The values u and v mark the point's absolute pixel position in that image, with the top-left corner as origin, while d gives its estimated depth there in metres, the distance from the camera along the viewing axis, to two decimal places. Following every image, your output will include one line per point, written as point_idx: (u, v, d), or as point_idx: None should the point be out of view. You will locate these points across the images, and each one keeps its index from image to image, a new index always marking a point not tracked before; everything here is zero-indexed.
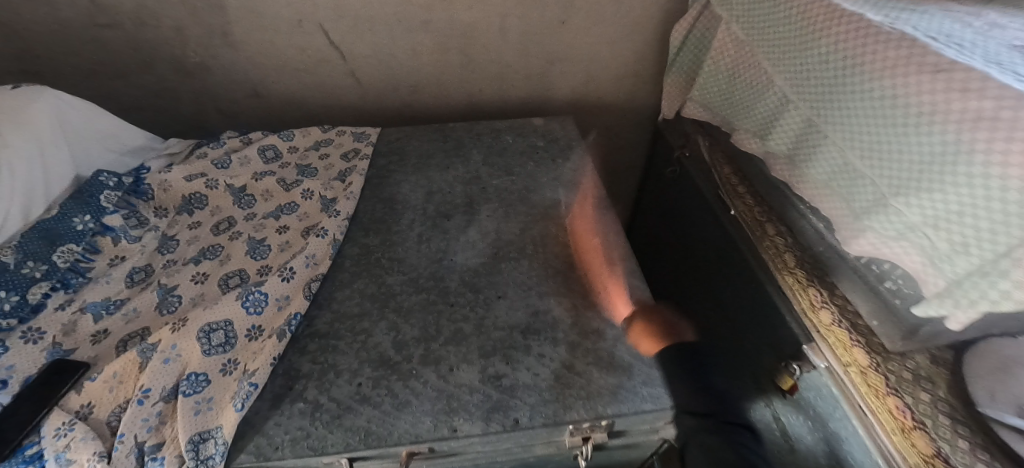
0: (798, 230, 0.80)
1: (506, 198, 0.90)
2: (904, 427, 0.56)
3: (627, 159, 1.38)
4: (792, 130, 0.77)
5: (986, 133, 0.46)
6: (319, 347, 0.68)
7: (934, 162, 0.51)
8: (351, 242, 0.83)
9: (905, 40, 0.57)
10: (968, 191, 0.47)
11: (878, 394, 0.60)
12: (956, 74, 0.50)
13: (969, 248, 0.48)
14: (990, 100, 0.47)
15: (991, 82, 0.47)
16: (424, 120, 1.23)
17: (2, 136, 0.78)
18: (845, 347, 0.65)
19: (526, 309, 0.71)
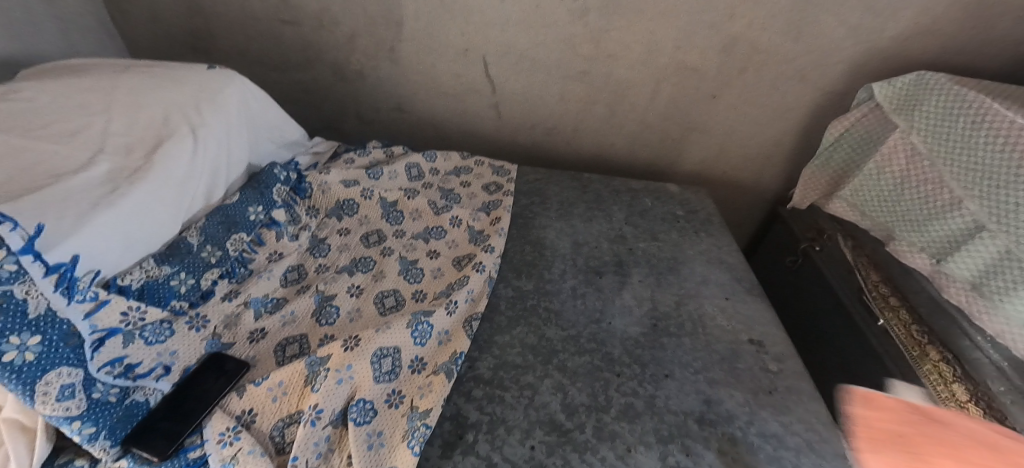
0: (969, 360, 0.78)
1: (655, 265, 0.89)
2: None
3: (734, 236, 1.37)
4: (986, 260, 0.77)
5: None
6: (485, 395, 0.64)
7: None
8: (504, 284, 0.80)
9: None
10: None
11: None
12: None
13: None
14: None
15: None
16: (551, 164, 1.21)
17: (199, 110, 0.74)
18: None
19: (698, 395, 0.68)
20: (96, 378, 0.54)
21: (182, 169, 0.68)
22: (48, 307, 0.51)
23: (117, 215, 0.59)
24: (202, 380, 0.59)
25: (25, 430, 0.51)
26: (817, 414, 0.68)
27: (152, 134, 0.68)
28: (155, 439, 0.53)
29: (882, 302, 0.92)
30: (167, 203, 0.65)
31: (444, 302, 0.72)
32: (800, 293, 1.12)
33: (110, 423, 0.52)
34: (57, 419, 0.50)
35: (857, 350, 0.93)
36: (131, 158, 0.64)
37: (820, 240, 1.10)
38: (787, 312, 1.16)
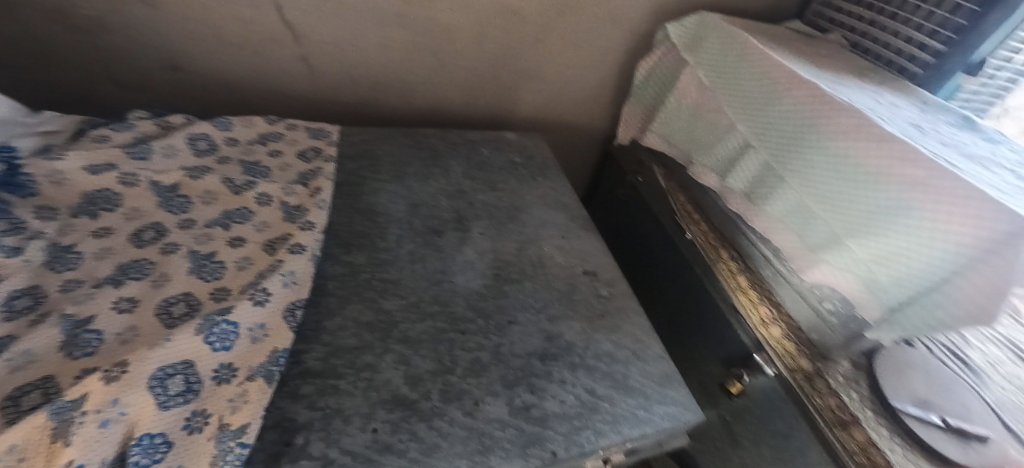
0: (747, 255, 1.01)
1: (496, 215, 0.91)
2: (843, 422, 0.79)
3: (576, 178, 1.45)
4: (750, 173, 0.96)
5: (924, 196, 0.68)
6: (316, 390, 0.58)
7: (884, 217, 0.73)
8: (331, 261, 0.73)
9: (853, 110, 0.79)
10: (906, 237, 0.70)
11: (822, 396, 0.83)
12: (896, 145, 0.72)
13: (903, 283, 0.72)
14: (922, 169, 0.69)
15: (920, 154, 0.70)
16: (383, 123, 1.13)
17: None
18: (792, 357, 0.88)
19: (540, 335, 0.71)
20: None
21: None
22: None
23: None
24: None
25: None
26: (640, 327, 0.78)
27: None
28: None
29: (688, 218, 1.09)
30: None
31: (248, 294, 0.61)
32: (629, 218, 1.24)
33: None
34: None
35: (676, 262, 1.10)
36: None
37: (642, 171, 1.22)
38: (622, 238, 1.29)
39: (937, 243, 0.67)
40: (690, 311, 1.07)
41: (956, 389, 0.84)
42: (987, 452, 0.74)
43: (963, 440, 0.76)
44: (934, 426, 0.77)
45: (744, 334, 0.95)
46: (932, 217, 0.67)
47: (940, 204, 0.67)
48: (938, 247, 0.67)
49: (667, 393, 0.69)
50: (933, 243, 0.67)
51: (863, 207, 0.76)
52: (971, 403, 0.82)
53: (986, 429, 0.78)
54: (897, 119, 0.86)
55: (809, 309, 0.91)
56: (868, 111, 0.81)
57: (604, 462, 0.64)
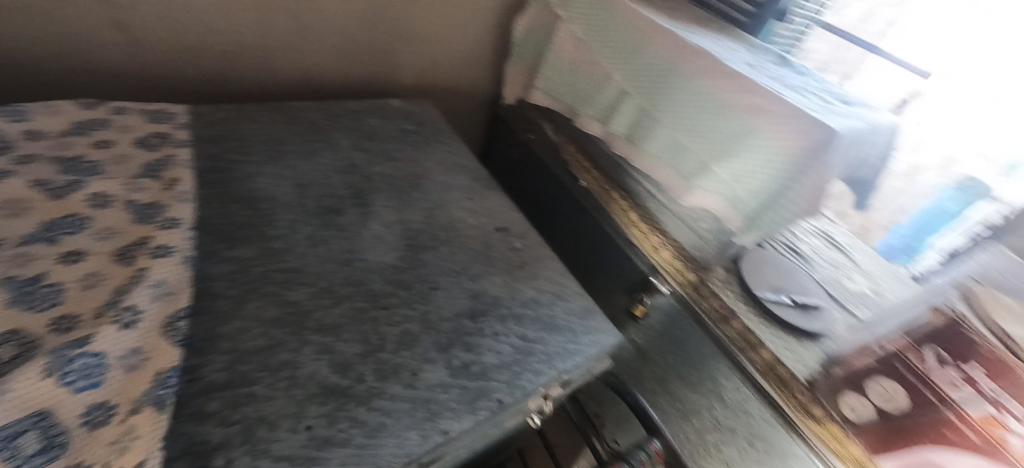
0: (633, 193, 1.14)
1: (397, 185, 0.87)
2: (725, 317, 0.96)
3: (468, 138, 1.54)
4: (629, 117, 1.06)
5: (765, 119, 0.82)
6: (226, 403, 0.49)
7: (739, 139, 0.85)
8: (212, 260, 0.62)
9: (705, 54, 0.91)
10: (756, 155, 0.82)
11: (708, 299, 0.99)
12: (742, 80, 0.86)
13: (757, 194, 0.83)
14: (759, 98, 0.83)
15: (759, 86, 0.84)
16: (252, 97, 1.08)
17: None
18: (680, 272, 1.02)
19: (465, 295, 0.70)
20: None
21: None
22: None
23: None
24: None
25: None
26: (557, 269, 0.81)
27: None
28: None
29: (580, 167, 1.20)
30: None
31: (110, 318, 0.50)
32: (527, 176, 1.35)
33: None
34: None
35: (573, 208, 1.22)
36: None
37: (532, 128, 1.34)
38: (520, 195, 1.38)
39: (780, 156, 0.79)
40: (592, 250, 1.20)
41: (795, 273, 1.05)
42: (821, 315, 0.98)
43: (806, 311, 0.99)
44: (786, 305, 0.99)
45: (638, 260, 1.08)
46: (773, 136, 0.80)
47: (778, 125, 0.80)
48: (781, 159, 0.79)
49: (590, 324, 0.74)
50: (776, 156, 0.80)
51: (722, 134, 0.88)
52: (805, 282, 1.04)
53: (817, 299, 1.01)
54: (737, 57, 1.01)
55: (689, 232, 1.06)
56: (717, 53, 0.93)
57: (545, 398, 0.69)
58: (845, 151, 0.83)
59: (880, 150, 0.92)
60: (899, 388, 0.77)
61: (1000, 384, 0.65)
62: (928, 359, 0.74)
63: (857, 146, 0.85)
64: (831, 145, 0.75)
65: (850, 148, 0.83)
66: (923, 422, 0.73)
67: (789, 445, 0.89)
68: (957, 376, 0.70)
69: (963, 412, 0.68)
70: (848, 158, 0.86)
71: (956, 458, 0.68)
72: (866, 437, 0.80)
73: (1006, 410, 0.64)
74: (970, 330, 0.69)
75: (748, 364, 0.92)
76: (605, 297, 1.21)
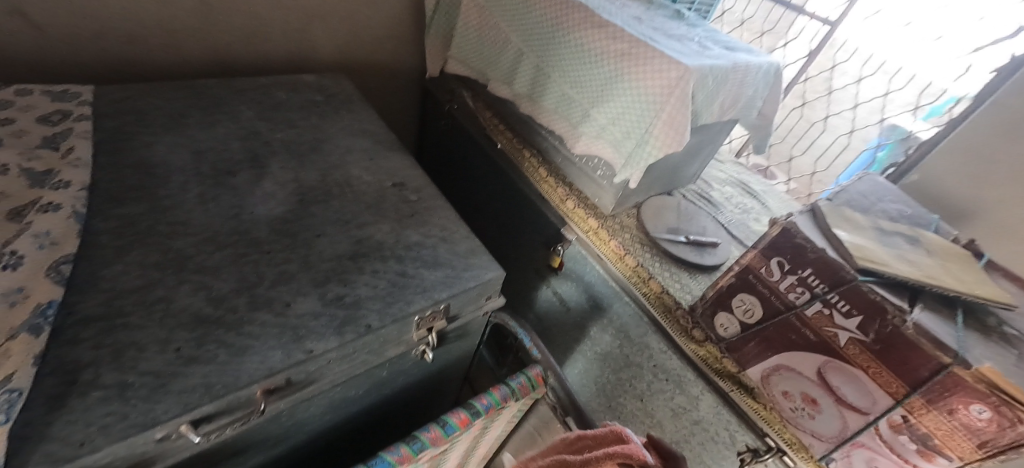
0: (542, 150, 1.18)
1: (297, 150, 0.92)
2: (620, 255, 1.04)
3: (401, 115, 1.60)
4: (527, 76, 1.08)
5: (631, 65, 0.87)
6: (99, 331, 0.54)
7: (611, 86, 0.90)
8: (100, 216, 0.67)
9: (581, 8, 0.95)
10: (626, 98, 0.88)
11: (606, 241, 1.07)
12: (611, 29, 0.91)
13: (630, 135, 0.89)
14: (626, 45, 0.88)
15: (625, 33, 0.89)
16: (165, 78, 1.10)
17: None
18: (583, 219, 1.10)
19: (349, 240, 0.75)
20: None
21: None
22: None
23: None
24: None
25: None
26: (447, 218, 0.85)
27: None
28: None
29: (495, 130, 1.26)
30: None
31: None
32: (455, 146, 1.42)
33: None
34: None
35: (493, 171, 1.28)
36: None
37: (454, 98, 1.40)
38: (452, 165, 1.47)
39: (644, 96, 0.85)
40: (515, 209, 1.26)
41: (697, 216, 1.12)
42: (716, 252, 1.04)
43: (701, 248, 1.05)
44: (681, 243, 1.05)
45: (549, 213, 1.16)
46: (638, 78, 0.86)
47: (641, 68, 0.85)
48: (645, 100, 0.85)
49: (471, 262, 0.77)
50: (642, 97, 0.86)
51: (598, 82, 0.93)
52: (706, 224, 1.11)
53: (716, 237, 1.08)
54: (624, 11, 1.03)
55: (590, 181, 1.10)
56: (596, 7, 0.97)
57: (428, 330, 0.73)
58: (704, 88, 0.86)
59: (759, 93, 1.02)
60: (755, 302, 0.82)
61: (827, 283, 0.71)
62: (773, 270, 0.78)
63: (724, 86, 0.91)
64: (684, 82, 0.81)
65: (709, 84, 0.87)
66: (775, 329, 0.78)
67: (681, 369, 0.96)
68: (795, 282, 0.75)
69: (803, 315, 0.74)
70: (714, 97, 0.91)
71: (802, 357, 0.76)
72: (737, 350, 0.85)
73: (834, 307, 0.70)
74: (802, 238, 0.74)
75: (639, 296, 1.01)
76: (529, 254, 1.28)
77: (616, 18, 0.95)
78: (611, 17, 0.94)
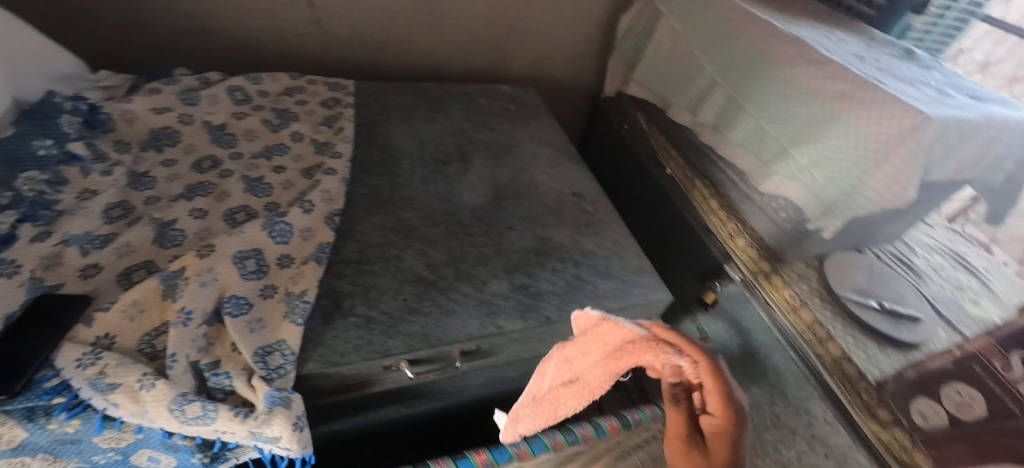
0: (717, 182, 1.10)
1: (493, 150, 1.04)
2: (794, 307, 0.90)
3: (571, 127, 1.69)
4: (717, 107, 1.06)
5: (851, 105, 0.76)
6: (355, 271, 0.71)
7: (821, 125, 0.80)
8: (357, 183, 0.86)
9: (795, 41, 0.88)
10: (836, 141, 0.77)
11: (778, 289, 0.92)
12: (829, 67, 0.82)
13: (834, 180, 0.78)
14: (846, 85, 0.78)
15: (848, 72, 0.80)
16: (391, 78, 1.31)
17: None
18: (753, 260, 0.97)
19: (535, 236, 0.84)
20: None
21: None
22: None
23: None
24: (31, 322, 0.55)
25: None
26: (620, 232, 0.90)
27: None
28: None
29: (666, 155, 1.20)
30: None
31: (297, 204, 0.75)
32: (614, 165, 1.38)
33: None
34: None
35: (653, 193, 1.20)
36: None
37: (626, 119, 1.38)
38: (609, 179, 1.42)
39: (863, 140, 0.73)
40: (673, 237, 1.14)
41: (893, 281, 0.93)
42: (919, 328, 0.85)
43: (897, 320, 0.87)
44: (872, 309, 0.88)
45: (712, 247, 1.03)
46: (856, 120, 0.75)
47: (865, 110, 0.74)
48: (865, 144, 0.73)
49: (643, 280, 0.81)
50: (860, 140, 0.74)
51: (804, 121, 0.83)
52: (905, 292, 0.91)
53: (918, 312, 0.88)
54: (846, 45, 0.95)
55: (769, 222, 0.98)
56: (812, 41, 0.90)
57: None
58: (945, 139, 0.73)
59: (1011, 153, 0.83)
60: (977, 396, 0.70)
61: None
62: (1015, 364, 0.69)
63: (968, 141, 0.77)
64: (925, 132, 0.68)
65: (952, 137, 0.74)
66: (996, 433, 0.66)
67: (852, 450, 0.77)
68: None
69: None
70: (954, 151, 0.77)
71: None
72: (933, 446, 0.72)
73: None
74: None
75: (812, 358, 0.85)
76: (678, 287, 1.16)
77: (836, 54, 0.88)
78: (829, 53, 0.85)
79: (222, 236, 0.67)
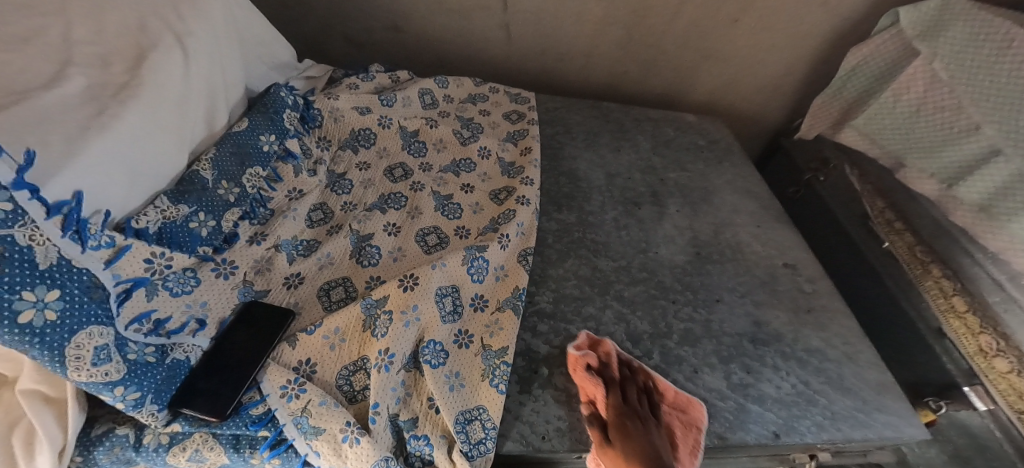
0: (967, 275, 0.85)
1: (689, 195, 0.89)
2: None
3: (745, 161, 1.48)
4: (995, 183, 0.80)
5: None
6: (551, 329, 0.63)
7: None
8: (546, 216, 0.78)
9: None
10: None
11: None
12: None
13: None
14: None
15: None
16: (558, 91, 1.21)
17: (181, 14, 0.64)
18: (1020, 396, 0.74)
19: (748, 318, 0.71)
20: (126, 337, 0.47)
21: (176, 86, 0.59)
22: (59, 255, 0.43)
23: (112, 144, 0.49)
24: (242, 332, 0.54)
25: (52, 401, 0.46)
26: (849, 329, 0.73)
27: (129, 45, 0.58)
28: (211, 398, 0.49)
29: (886, 226, 0.98)
30: (166, 128, 0.56)
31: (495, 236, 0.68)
32: (804, 222, 1.16)
33: (155, 386, 0.47)
34: (96, 386, 0.44)
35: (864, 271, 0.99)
36: (110, 74, 0.55)
37: (821, 169, 1.14)
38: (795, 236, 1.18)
39: None
40: (884, 334, 0.94)
41: None
42: None
43: None
44: None
45: (947, 361, 0.83)
46: None
47: None
48: None
49: (886, 402, 0.65)
50: None
51: None
52: None
53: None
54: None
55: None
56: None
57: (811, 456, 0.64)
58: None
59: None
60: None
61: None
62: None
63: None
64: None
65: None
66: None
67: None
68: None
69: None
70: None
71: None
72: None
73: None
74: None
75: None
76: None
77: None
78: None
79: (422, 265, 0.62)
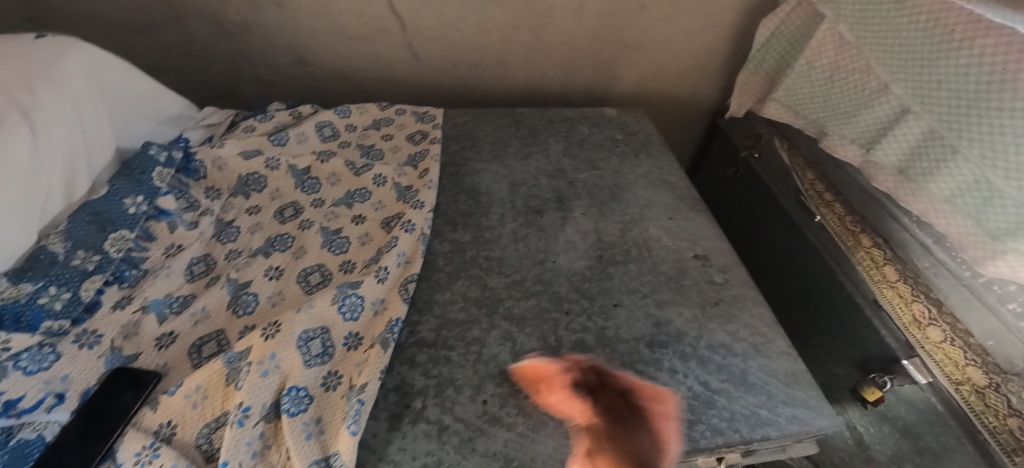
0: (898, 242, 0.82)
1: (598, 195, 0.86)
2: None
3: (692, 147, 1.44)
4: (907, 143, 0.76)
5: None
6: (430, 359, 0.61)
7: None
8: (440, 238, 0.76)
9: None
10: None
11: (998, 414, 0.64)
12: None
13: None
14: None
15: None
16: (481, 103, 1.19)
17: (28, 87, 0.64)
18: (956, 365, 0.69)
19: (648, 320, 0.68)
20: None
21: (21, 162, 0.59)
22: None
23: None
24: (103, 401, 0.53)
25: None
26: (760, 318, 0.70)
27: None
28: None
29: (819, 199, 0.94)
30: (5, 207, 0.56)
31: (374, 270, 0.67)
32: (745, 201, 1.12)
33: None
34: None
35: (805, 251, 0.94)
36: None
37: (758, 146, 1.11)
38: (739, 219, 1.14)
39: None
40: (827, 313, 0.89)
41: None
42: None
43: None
44: None
45: (885, 332, 0.77)
46: None
47: None
48: None
49: (793, 394, 0.62)
50: None
51: None
52: None
53: None
54: None
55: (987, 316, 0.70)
56: None
57: (717, 459, 0.60)
58: None
59: None
60: None
61: None
62: None
63: None
64: None
65: None
66: None
67: None
68: None
69: None
70: None
71: None
72: None
73: None
74: None
75: None
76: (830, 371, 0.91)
77: None
78: None
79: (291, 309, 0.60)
